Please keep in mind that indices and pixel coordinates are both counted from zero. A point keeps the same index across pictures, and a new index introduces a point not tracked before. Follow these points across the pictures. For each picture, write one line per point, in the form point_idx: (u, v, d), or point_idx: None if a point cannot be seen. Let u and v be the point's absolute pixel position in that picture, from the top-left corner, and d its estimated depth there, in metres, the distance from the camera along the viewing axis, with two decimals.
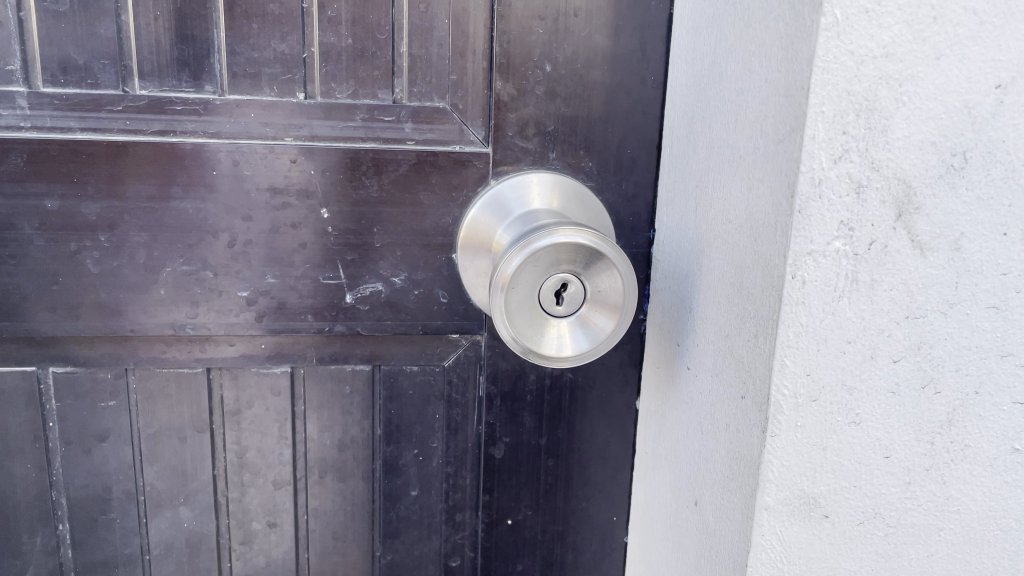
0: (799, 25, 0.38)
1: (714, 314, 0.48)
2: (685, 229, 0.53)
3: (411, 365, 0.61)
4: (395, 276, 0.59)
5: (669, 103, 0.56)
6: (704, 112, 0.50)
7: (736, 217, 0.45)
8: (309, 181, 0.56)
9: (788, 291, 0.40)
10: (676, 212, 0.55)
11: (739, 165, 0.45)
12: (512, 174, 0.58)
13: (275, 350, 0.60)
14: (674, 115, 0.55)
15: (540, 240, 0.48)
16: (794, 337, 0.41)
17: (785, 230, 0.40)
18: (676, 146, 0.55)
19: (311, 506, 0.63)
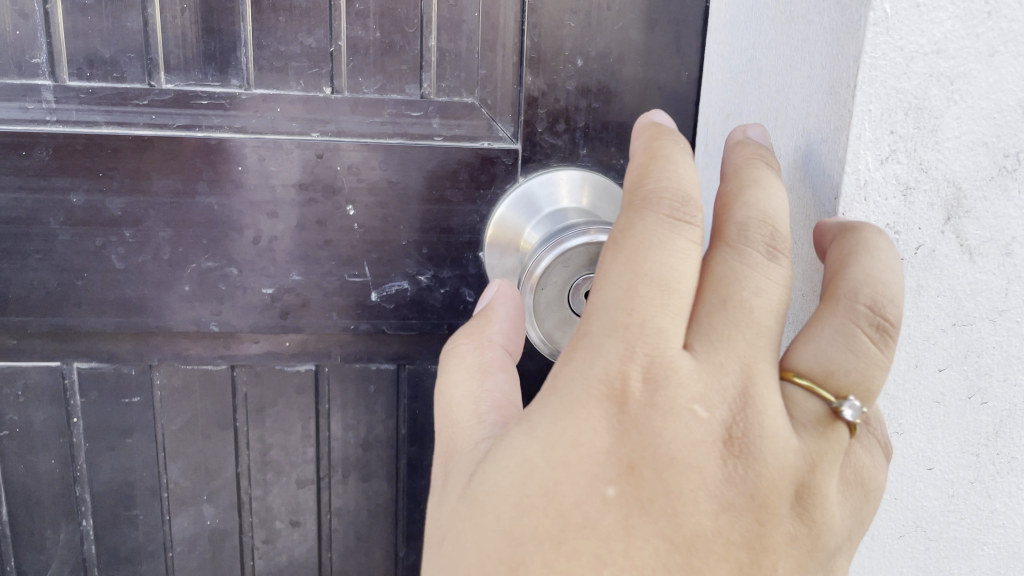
0: (846, 19, 0.37)
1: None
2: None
3: (436, 365, 0.60)
4: (420, 275, 0.57)
5: (704, 99, 0.55)
6: (741, 108, 0.48)
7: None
8: (334, 177, 0.55)
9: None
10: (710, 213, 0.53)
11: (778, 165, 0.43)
12: (541, 170, 0.57)
13: (300, 348, 0.59)
14: (709, 112, 0.54)
15: (580, 238, 0.47)
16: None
17: None
18: (710, 144, 0.54)
19: (335, 505, 0.63)
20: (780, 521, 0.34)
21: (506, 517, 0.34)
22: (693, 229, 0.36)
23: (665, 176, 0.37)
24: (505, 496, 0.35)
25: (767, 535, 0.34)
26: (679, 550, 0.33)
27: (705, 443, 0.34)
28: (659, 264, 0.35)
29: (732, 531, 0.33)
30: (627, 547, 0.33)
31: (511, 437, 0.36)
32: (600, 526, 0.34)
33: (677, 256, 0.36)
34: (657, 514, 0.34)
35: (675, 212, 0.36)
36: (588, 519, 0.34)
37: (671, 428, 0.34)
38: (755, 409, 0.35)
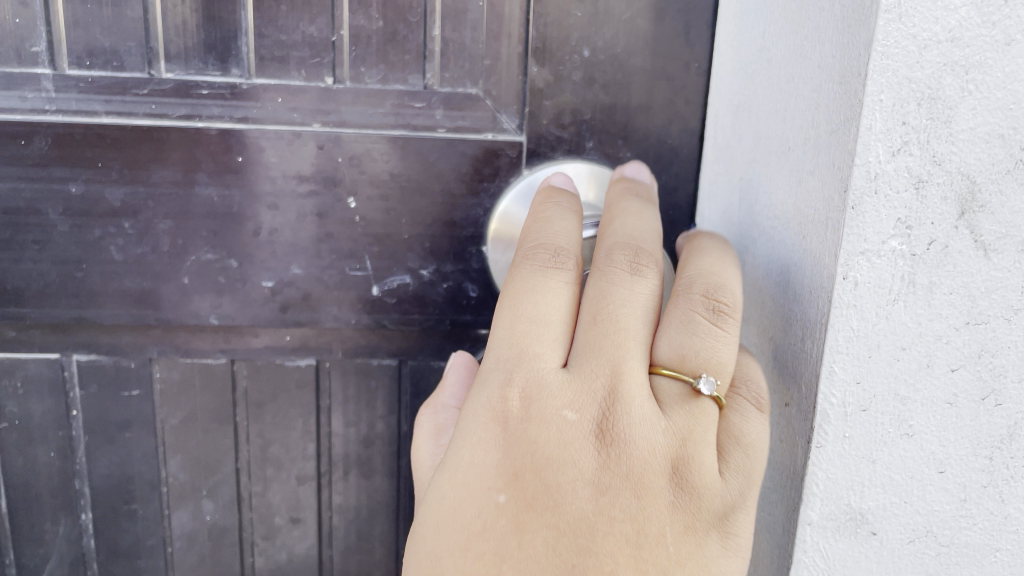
0: (857, 6, 0.35)
1: (761, 315, 0.46)
2: (728, 226, 0.51)
3: (439, 360, 0.60)
4: (423, 269, 0.56)
5: (713, 92, 0.54)
6: (750, 100, 0.47)
7: (784, 213, 0.42)
8: (336, 169, 0.54)
9: (838, 293, 0.37)
10: (720, 208, 0.52)
11: (787, 158, 0.42)
12: (547, 163, 0.55)
13: (300, 342, 0.59)
14: (718, 105, 0.53)
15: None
16: (845, 341, 0.38)
17: (835, 227, 0.37)
18: (719, 137, 0.52)
19: (335, 502, 0.62)
20: (656, 495, 0.39)
21: (432, 537, 0.40)
22: (567, 274, 0.43)
23: (542, 231, 0.44)
24: (431, 525, 0.41)
25: (639, 508, 0.39)
26: (567, 534, 0.38)
27: (576, 440, 0.40)
28: (534, 309, 0.42)
29: (610, 509, 0.39)
30: (521, 542, 0.38)
31: (435, 480, 0.42)
32: (496, 530, 0.39)
33: (548, 292, 0.42)
34: (542, 509, 0.39)
35: (547, 264, 0.43)
36: (489, 523, 0.39)
37: (546, 433, 0.40)
38: (620, 403, 0.40)
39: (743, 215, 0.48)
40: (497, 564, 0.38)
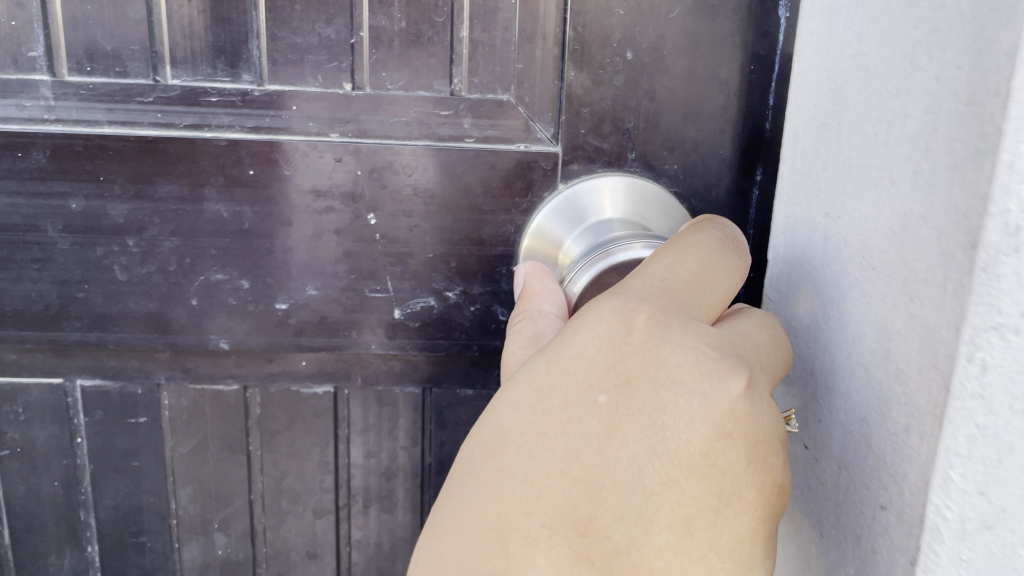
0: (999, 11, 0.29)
1: (853, 385, 0.40)
2: (810, 274, 0.44)
3: (466, 389, 0.55)
4: (448, 291, 0.52)
5: (789, 108, 0.48)
6: (844, 123, 0.41)
7: (886, 263, 0.37)
8: (356, 183, 0.50)
9: (961, 378, 0.30)
10: (802, 252, 0.46)
11: (893, 197, 0.36)
12: (585, 176, 0.51)
13: (318, 368, 0.54)
14: (798, 121, 0.47)
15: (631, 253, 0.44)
16: (967, 440, 0.30)
17: (961, 288, 0.31)
18: (802, 163, 0.46)
19: (354, 537, 0.58)
20: (761, 464, 0.33)
21: (503, 415, 0.33)
22: (741, 263, 0.39)
23: (724, 222, 0.42)
24: (508, 404, 0.33)
25: (745, 471, 0.32)
26: (656, 459, 0.31)
27: (707, 376, 0.33)
28: (699, 266, 0.38)
29: (716, 457, 0.32)
30: (603, 449, 0.31)
31: (527, 366, 0.34)
32: (582, 430, 0.31)
33: (715, 264, 0.38)
34: (640, 427, 0.32)
35: (726, 240, 0.40)
36: (574, 420, 0.32)
37: (675, 353, 0.33)
38: (753, 368, 0.34)
39: (833, 268, 0.42)
40: (569, 461, 0.31)
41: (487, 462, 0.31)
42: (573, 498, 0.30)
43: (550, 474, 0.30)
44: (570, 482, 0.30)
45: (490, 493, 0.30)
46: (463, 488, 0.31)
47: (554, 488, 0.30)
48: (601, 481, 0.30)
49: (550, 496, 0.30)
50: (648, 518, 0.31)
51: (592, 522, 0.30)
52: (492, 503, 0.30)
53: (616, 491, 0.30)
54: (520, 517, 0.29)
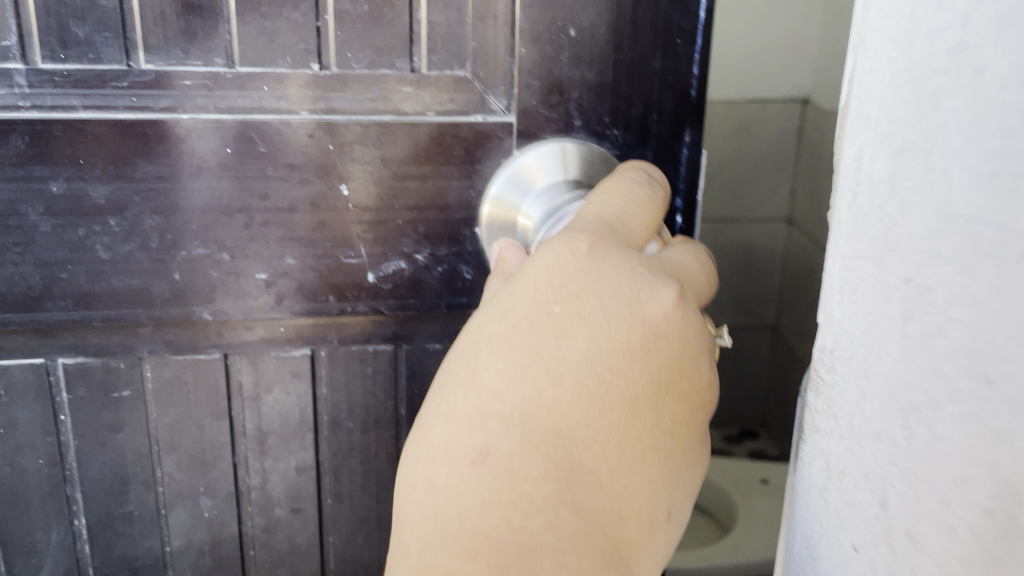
0: None
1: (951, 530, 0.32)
2: (858, 361, 0.37)
3: (435, 343, 0.60)
4: (418, 253, 0.56)
5: (863, 115, 0.36)
6: (943, 167, 0.31)
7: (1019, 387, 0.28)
8: (327, 157, 0.53)
9: None
10: (891, 345, 0.35)
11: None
12: (535, 143, 0.55)
13: (296, 333, 0.58)
14: (866, 137, 0.36)
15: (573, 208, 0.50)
16: None
17: None
18: (876, 207, 0.36)
19: (335, 489, 0.62)
20: (694, 357, 0.39)
21: (478, 323, 0.39)
22: (658, 197, 0.46)
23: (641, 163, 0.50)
24: (481, 315, 0.39)
25: (681, 363, 0.38)
26: (606, 352, 0.37)
27: (643, 286, 0.38)
28: (624, 203, 0.44)
29: (654, 353, 0.37)
30: (559, 346, 0.37)
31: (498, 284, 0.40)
32: (542, 331, 0.37)
33: (636, 202, 0.45)
34: (591, 327, 0.37)
35: (643, 180, 0.47)
36: (536, 323, 0.37)
37: (614, 271, 0.38)
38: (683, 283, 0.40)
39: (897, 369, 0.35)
40: (532, 358, 0.36)
41: (464, 364, 0.38)
42: (537, 386, 0.36)
43: (517, 367, 0.37)
44: (533, 374, 0.36)
45: (467, 388, 0.37)
46: (447, 385, 0.38)
47: (520, 378, 0.36)
48: (560, 371, 0.36)
49: (517, 387, 0.36)
50: (599, 401, 0.36)
51: (553, 404, 0.36)
52: (469, 396, 0.37)
53: (570, 379, 0.36)
54: (493, 402, 0.36)
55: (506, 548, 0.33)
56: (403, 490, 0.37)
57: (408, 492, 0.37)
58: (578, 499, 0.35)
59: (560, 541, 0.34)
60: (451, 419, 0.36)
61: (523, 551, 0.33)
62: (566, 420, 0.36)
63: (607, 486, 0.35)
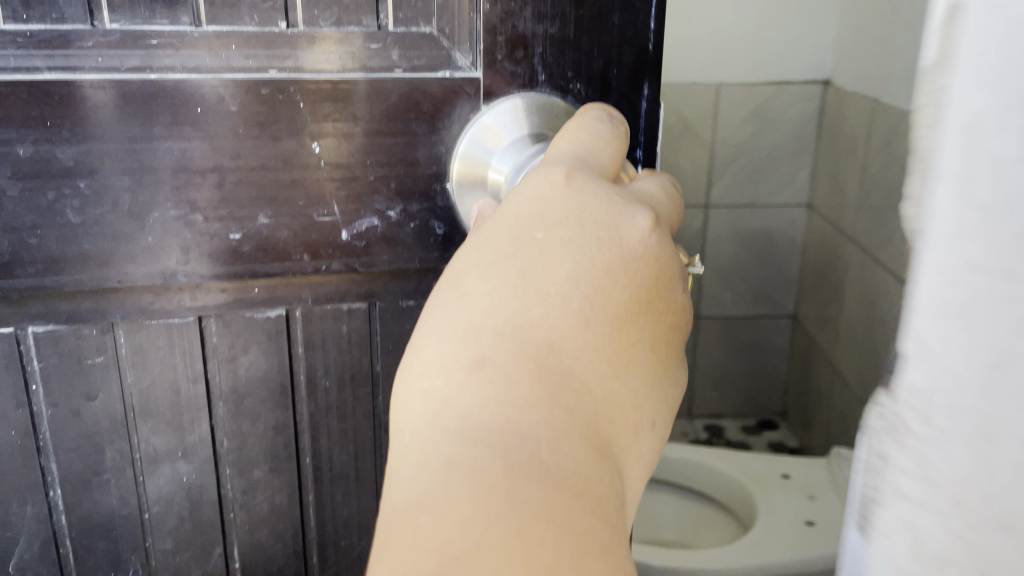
0: None
1: None
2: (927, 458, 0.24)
3: (409, 300, 0.61)
4: (390, 210, 0.57)
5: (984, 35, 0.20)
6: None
7: None
8: (297, 115, 0.54)
9: None
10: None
11: None
12: (501, 98, 0.57)
13: (269, 293, 0.58)
14: (958, 77, 0.21)
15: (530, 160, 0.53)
16: None
17: None
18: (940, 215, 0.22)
19: (314, 448, 0.63)
20: (667, 279, 0.40)
21: (463, 257, 0.40)
22: (621, 132, 0.48)
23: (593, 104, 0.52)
24: (465, 250, 0.40)
25: (656, 283, 0.40)
26: (590, 271, 0.38)
27: (620, 214, 0.40)
28: (591, 138, 0.46)
29: (633, 272, 0.39)
30: (545, 265, 0.37)
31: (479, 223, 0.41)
32: (527, 255, 0.38)
33: (602, 137, 0.47)
34: (575, 248, 0.38)
35: (604, 117, 0.49)
36: (520, 249, 0.38)
37: (592, 200, 0.40)
38: (655, 213, 0.41)
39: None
40: (519, 279, 0.37)
41: (452, 292, 0.38)
42: (526, 303, 0.36)
43: (505, 288, 0.37)
44: (522, 292, 0.36)
45: (456, 312, 0.37)
46: (434, 314, 0.38)
47: (509, 297, 0.36)
48: (548, 288, 0.37)
49: (507, 305, 0.36)
50: (586, 315, 0.37)
51: (543, 319, 0.36)
52: (460, 317, 0.37)
53: (557, 295, 0.37)
54: (484, 321, 0.36)
55: (507, 436, 0.32)
56: (399, 431, 0.35)
57: (401, 418, 0.36)
58: (571, 399, 0.34)
59: (559, 433, 0.33)
60: (441, 341, 0.36)
61: (524, 436, 0.32)
62: (556, 330, 0.36)
63: (596, 391, 0.36)
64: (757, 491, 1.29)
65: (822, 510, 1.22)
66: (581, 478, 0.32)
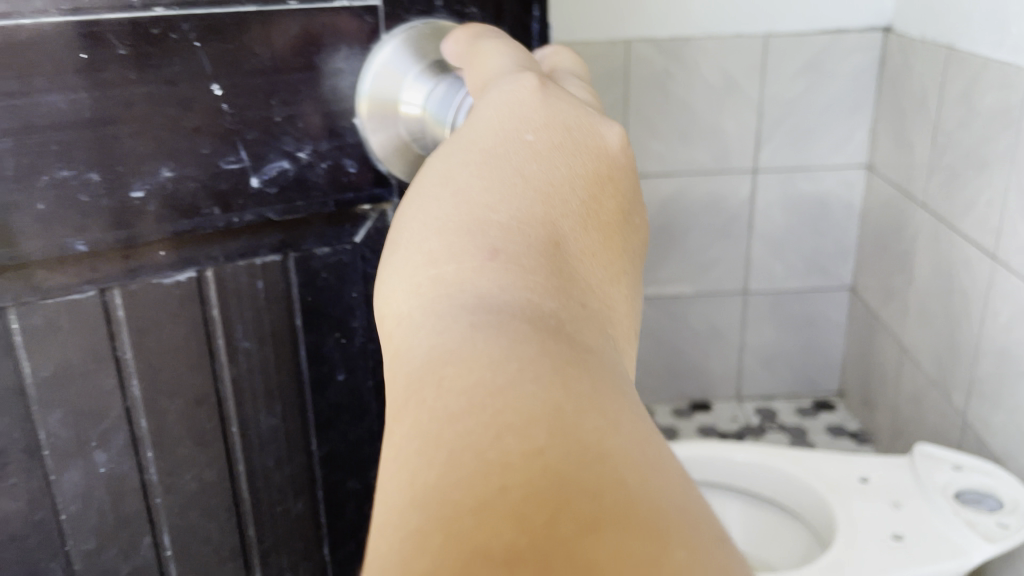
0: None
1: None
2: None
3: (323, 246, 0.60)
4: (300, 151, 0.55)
5: None
6: None
7: None
8: (194, 56, 0.49)
9: None
10: None
11: None
12: (401, 26, 0.55)
13: (177, 255, 0.54)
14: None
15: (442, 89, 0.52)
16: None
17: None
18: None
19: (240, 416, 0.60)
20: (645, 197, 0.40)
21: (446, 162, 0.37)
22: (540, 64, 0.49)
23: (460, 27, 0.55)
24: (446, 157, 0.38)
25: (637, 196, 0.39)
26: (584, 177, 0.36)
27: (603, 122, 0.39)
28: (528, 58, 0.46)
29: (620, 182, 0.38)
30: (540, 168, 0.36)
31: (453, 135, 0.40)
32: (520, 157, 0.36)
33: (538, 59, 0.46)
34: (566, 152, 0.37)
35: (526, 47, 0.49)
36: (513, 150, 0.36)
37: (572, 109, 0.38)
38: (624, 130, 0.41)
39: None
40: (516, 178, 0.35)
41: (441, 190, 0.36)
42: (528, 199, 0.34)
43: (502, 185, 0.35)
44: (522, 189, 0.35)
45: (449, 206, 0.35)
46: (421, 211, 0.35)
47: (509, 193, 0.34)
48: (548, 189, 0.35)
49: (508, 200, 0.34)
50: (584, 218, 0.35)
51: (547, 216, 0.34)
52: (459, 209, 0.34)
53: (555, 195, 0.35)
54: (486, 212, 0.34)
55: (533, 311, 0.30)
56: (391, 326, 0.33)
57: (398, 310, 0.32)
58: (582, 295, 0.32)
59: (580, 319, 0.31)
60: (438, 234, 0.34)
61: (550, 315, 0.30)
62: (559, 231, 0.34)
63: (599, 291, 0.34)
64: (836, 505, 0.95)
65: (910, 521, 0.90)
66: (604, 353, 0.30)
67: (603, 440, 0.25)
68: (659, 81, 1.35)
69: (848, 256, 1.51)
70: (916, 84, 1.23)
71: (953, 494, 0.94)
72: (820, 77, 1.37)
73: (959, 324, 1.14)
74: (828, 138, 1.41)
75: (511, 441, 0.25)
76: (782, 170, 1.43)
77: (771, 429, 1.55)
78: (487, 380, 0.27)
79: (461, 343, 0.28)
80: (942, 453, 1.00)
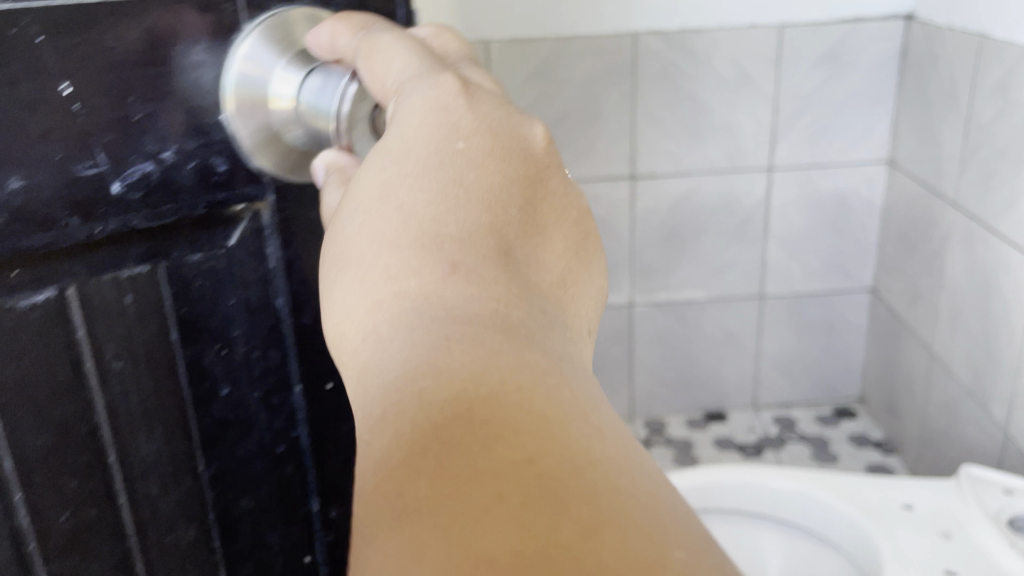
0: None
1: None
2: None
3: (195, 253, 0.56)
4: (164, 151, 0.51)
5: None
6: None
7: None
8: (38, 52, 0.45)
9: None
10: None
11: None
12: (264, 14, 0.53)
13: (32, 274, 0.49)
14: None
15: (317, 80, 0.51)
16: None
17: None
18: None
19: (119, 443, 0.56)
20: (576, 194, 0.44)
21: (380, 171, 0.41)
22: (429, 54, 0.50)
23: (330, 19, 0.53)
24: (381, 165, 0.41)
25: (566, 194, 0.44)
26: (516, 186, 0.41)
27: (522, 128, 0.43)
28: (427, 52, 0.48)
29: (548, 185, 0.43)
30: (479, 182, 0.40)
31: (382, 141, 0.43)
32: (458, 168, 0.40)
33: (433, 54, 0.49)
34: (494, 159, 0.41)
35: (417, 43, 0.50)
36: (447, 159, 0.40)
37: (496, 116, 0.43)
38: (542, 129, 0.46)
39: None
40: (457, 190, 0.39)
41: (384, 206, 0.39)
42: (473, 217, 0.39)
43: (446, 199, 0.39)
44: (466, 205, 0.39)
45: (396, 220, 0.38)
46: (368, 227, 0.39)
47: (452, 207, 0.39)
48: (486, 201, 0.40)
49: (454, 218, 0.38)
50: (518, 226, 0.40)
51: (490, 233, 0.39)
52: (411, 225, 0.38)
53: (492, 205, 0.40)
54: (436, 229, 0.38)
55: (491, 319, 0.35)
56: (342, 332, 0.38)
57: (360, 326, 0.37)
58: (527, 298, 0.38)
59: (528, 319, 0.37)
60: (391, 248, 0.38)
61: (512, 324, 0.36)
62: (501, 243, 0.39)
63: (540, 295, 0.39)
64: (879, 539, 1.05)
65: (963, 556, 1.02)
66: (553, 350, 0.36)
67: (589, 448, 0.30)
68: (669, 76, 1.55)
69: (868, 255, 1.74)
70: (942, 75, 1.40)
71: (1007, 520, 1.07)
72: (841, 69, 1.56)
73: (999, 334, 1.28)
74: (851, 130, 1.62)
75: (503, 449, 0.30)
76: (803, 166, 1.64)
77: (792, 438, 1.83)
78: (471, 392, 0.32)
79: (425, 349, 0.34)
80: (989, 477, 1.13)
